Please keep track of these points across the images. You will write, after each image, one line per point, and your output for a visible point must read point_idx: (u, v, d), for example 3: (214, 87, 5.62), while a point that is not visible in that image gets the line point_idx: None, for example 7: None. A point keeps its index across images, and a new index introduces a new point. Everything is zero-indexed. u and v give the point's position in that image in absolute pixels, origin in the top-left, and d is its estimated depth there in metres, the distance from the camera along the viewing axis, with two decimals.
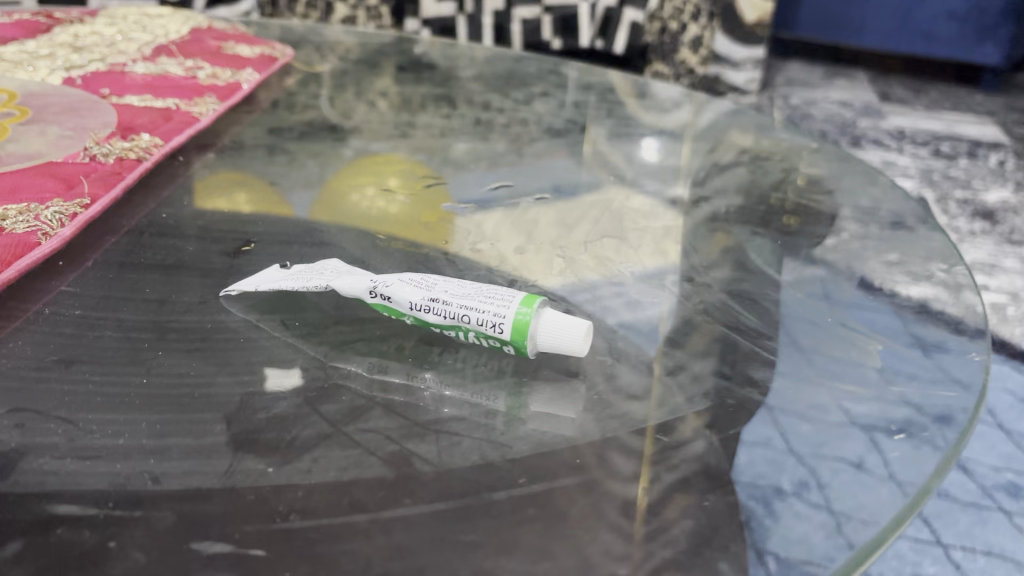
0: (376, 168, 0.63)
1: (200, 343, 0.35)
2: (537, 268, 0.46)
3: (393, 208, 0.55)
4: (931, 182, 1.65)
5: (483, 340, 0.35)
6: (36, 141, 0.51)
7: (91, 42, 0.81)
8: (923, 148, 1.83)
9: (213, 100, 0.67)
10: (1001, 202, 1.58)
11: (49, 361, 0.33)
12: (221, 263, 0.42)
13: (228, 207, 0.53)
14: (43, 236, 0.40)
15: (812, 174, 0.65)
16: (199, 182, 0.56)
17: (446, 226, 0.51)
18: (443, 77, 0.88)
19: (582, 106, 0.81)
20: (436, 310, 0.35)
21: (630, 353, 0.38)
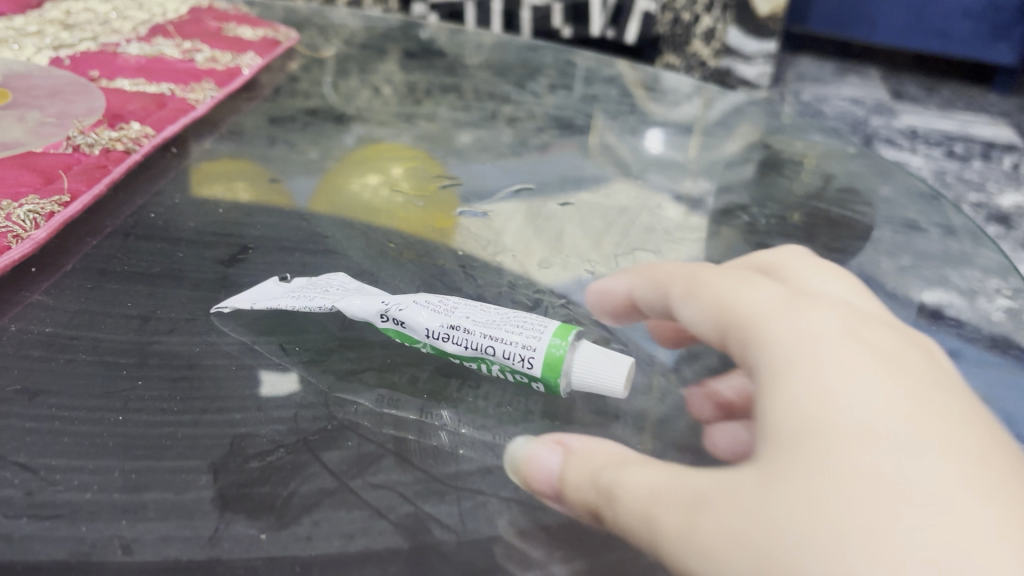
0: (382, 158, 0.59)
1: (186, 372, 0.30)
2: (561, 282, 0.41)
3: (399, 203, 0.50)
4: (945, 184, 1.61)
5: (510, 374, 0.31)
6: (15, 129, 0.47)
7: (83, 20, 0.76)
8: (937, 149, 1.79)
9: (211, 85, 0.63)
10: (1016, 207, 1.53)
11: (10, 392, 0.29)
12: (214, 273, 0.38)
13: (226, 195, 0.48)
14: (14, 239, 0.36)
15: (848, 177, 0.61)
16: (197, 170, 0.51)
17: (456, 227, 0.47)
18: (453, 65, 0.83)
19: (598, 98, 0.76)
20: (455, 339, 0.31)
21: (672, 386, 0.33)
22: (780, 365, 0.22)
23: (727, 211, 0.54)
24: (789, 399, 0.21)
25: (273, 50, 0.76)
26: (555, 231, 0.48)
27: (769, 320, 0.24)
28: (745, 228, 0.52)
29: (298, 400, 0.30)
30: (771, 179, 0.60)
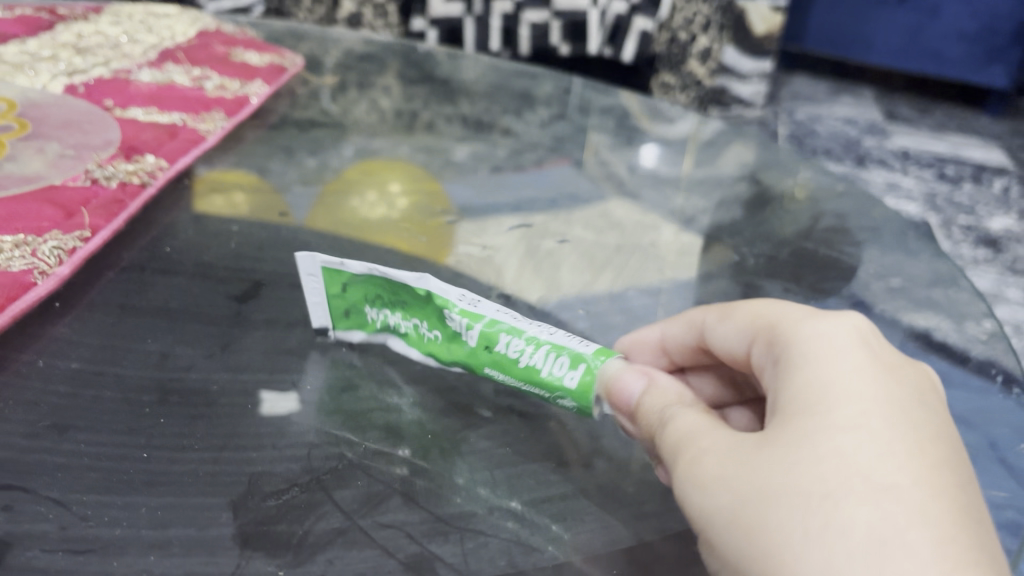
0: (386, 172, 0.64)
1: (204, 411, 0.32)
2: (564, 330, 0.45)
3: (383, 221, 0.56)
4: (935, 207, 1.64)
5: (550, 353, 0.33)
6: (35, 161, 0.48)
7: (94, 44, 0.78)
8: (928, 170, 1.81)
9: (221, 115, 0.64)
10: (1004, 231, 1.56)
11: (41, 427, 0.31)
12: (227, 308, 0.40)
13: (227, 207, 0.55)
14: (40, 275, 0.38)
15: (835, 207, 0.63)
16: (200, 199, 0.55)
17: (448, 250, 0.53)
18: (457, 86, 0.85)
19: (598, 124, 0.79)
20: (519, 316, 0.34)
21: None
22: (810, 407, 0.26)
23: (717, 250, 0.57)
24: (809, 422, 0.25)
25: (280, 75, 0.78)
26: (550, 273, 0.51)
27: (813, 352, 0.28)
28: (733, 270, 0.54)
29: (310, 439, 0.32)
30: (761, 212, 0.63)
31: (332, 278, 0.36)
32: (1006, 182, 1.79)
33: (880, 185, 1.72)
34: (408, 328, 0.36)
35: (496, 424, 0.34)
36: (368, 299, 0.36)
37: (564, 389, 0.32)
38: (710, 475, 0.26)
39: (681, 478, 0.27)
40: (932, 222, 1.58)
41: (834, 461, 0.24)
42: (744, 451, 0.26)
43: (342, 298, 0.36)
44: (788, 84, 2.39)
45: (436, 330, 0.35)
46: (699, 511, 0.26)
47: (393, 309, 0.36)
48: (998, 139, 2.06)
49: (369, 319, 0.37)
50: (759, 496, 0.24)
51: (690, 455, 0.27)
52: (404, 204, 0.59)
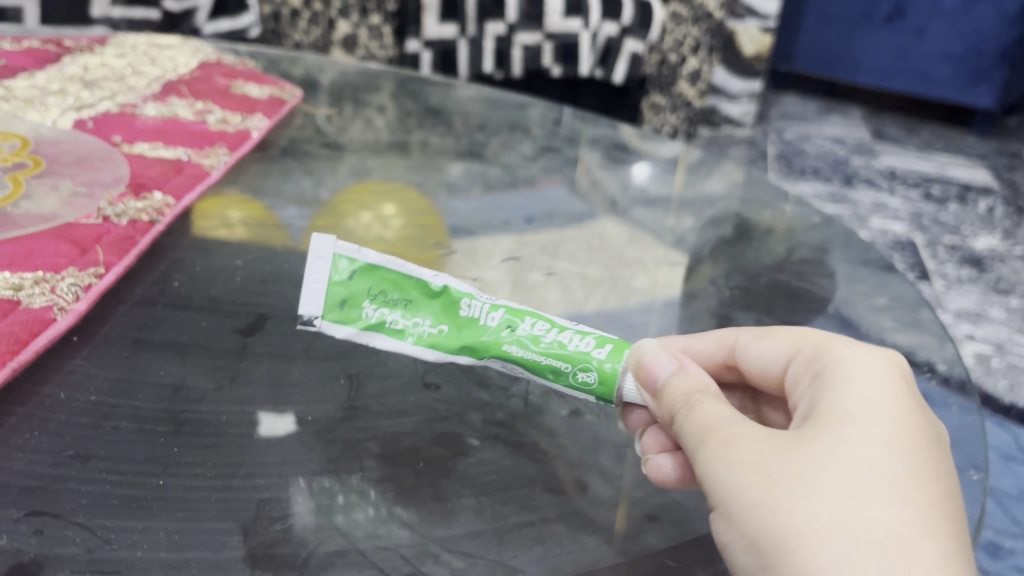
0: (380, 194, 0.68)
1: (215, 440, 0.35)
2: None
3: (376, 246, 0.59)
4: (920, 226, 1.67)
5: (581, 335, 0.39)
6: (50, 199, 0.51)
7: (100, 76, 0.81)
8: (915, 190, 1.84)
9: (224, 151, 0.67)
10: (988, 250, 1.59)
11: (65, 457, 0.33)
12: (234, 342, 0.43)
13: (222, 231, 0.57)
14: (59, 311, 0.41)
15: (811, 239, 0.67)
16: (197, 223, 0.57)
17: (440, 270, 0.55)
18: (451, 110, 0.88)
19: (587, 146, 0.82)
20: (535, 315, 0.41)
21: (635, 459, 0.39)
22: (839, 420, 0.32)
23: (697, 280, 0.60)
24: (838, 433, 0.31)
25: (280, 108, 0.80)
26: (536, 297, 0.54)
27: (851, 382, 0.33)
28: (709, 300, 0.57)
29: (312, 467, 0.34)
30: (741, 243, 0.66)
31: (333, 265, 0.41)
32: (990, 202, 1.82)
33: (867, 205, 1.75)
34: (404, 323, 0.41)
35: (483, 452, 0.37)
36: (367, 293, 0.41)
37: (591, 362, 0.38)
38: (739, 450, 0.31)
39: (707, 448, 0.32)
40: (918, 241, 1.61)
41: (851, 463, 0.30)
42: (777, 441, 0.31)
43: (342, 285, 0.41)
44: (777, 105, 2.43)
45: (439, 323, 0.41)
46: (720, 479, 0.31)
47: (390, 304, 0.41)
48: (983, 159, 2.10)
49: (360, 315, 0.41)
50: (786, 476, 0.30)
51: (720, 432, 0.32)
52: (397, 225, 0.63)
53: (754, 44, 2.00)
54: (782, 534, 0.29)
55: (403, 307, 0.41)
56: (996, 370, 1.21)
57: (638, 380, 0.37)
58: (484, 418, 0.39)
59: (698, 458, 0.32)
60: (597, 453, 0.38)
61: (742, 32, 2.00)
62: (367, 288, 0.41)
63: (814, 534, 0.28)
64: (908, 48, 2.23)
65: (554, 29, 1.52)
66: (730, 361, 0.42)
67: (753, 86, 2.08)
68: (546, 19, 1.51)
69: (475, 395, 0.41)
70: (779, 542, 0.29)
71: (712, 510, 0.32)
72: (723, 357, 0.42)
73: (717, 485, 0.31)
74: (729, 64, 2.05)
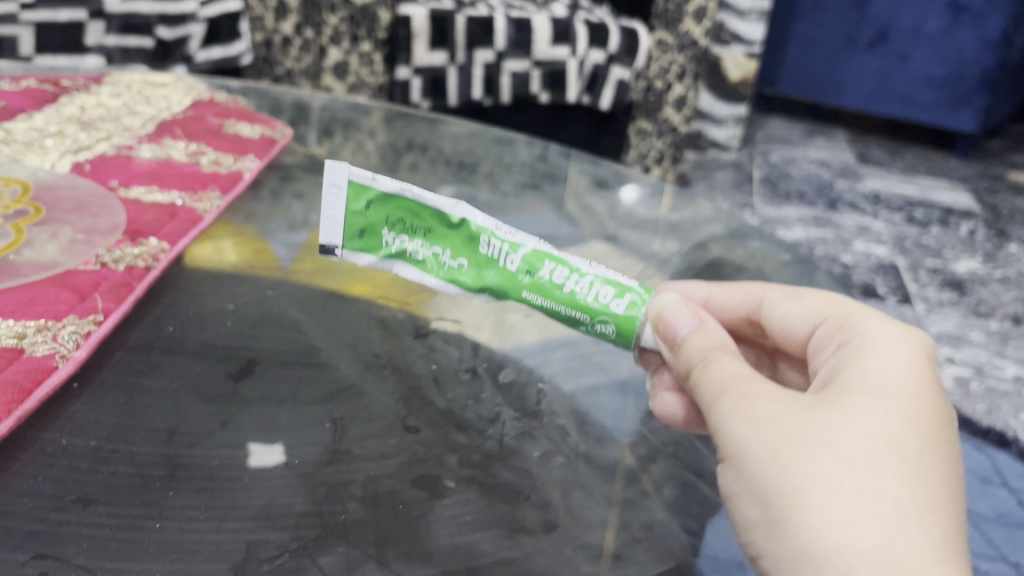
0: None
1: (208, 484, 0.38)
2: (524, 376, 0.52)
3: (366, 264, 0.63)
4: (902, 250, 1.70)
5: (601, 286, 0.45)
6: (50, 245, 0.54)
7: (96, 116, 0.83)
8: (898, 213, 1.87)
9: (216, 194, 0.69)
10: (969, 274, 1.63)
11: (68, 501, 0.36)
12: (225, 387, 0.45)
13: (214, 261, 0.62)
14: (61, 359, 0.43)
15: (780, 274, 0.70)
16: (193, 254, 0.62)
17: (424, 295, 0.60)
18: (438, 139, 0.91)
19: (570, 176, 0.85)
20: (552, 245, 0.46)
21: (603, 500, 0.42)
22: (857, 395, 0.35)
23: None
24: (855, 404, 0.35)
25: (271, 148, 0.83)
26: (504, 325, 0.58)
27: (871, 361, 0.37)
28: None
29: (298, 509, 0.37)
30: (712, 278, 0.69)
31: (355, 195, 0.44)
32: (972, 226, 1.86)
33: (851, 228, 1.78)
34: (426, 252, 0.46)
35: (458, 493, 0.40)
36: (389, 223, 0.45)
37: (608, 314, 0.45)
38: (759, 409, 0.35)
39: (729, 403, 0.36)
40: (900, 265, 1.64)
41: (861, 431, 0.33)
42: (794, 404, 0.35)
43: (367, 213, 0.45)
44: (762, 128, 2.46)
45: (459, 256, 0.46)
46: (737, 433, 0.35)
47: (412, 235, 0.46)
48: (966, 182, 2.13)
49: (384, 245, 0.46)
50: (799, 438, 0.34)
51: (740, 391, 0.36)
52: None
53: (739, 69, 2.04)
54: (792, 488, 0.33)
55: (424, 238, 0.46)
56: (974, 393, 1.23)
57: (657, 329, 0.43)
58: (460, 460, 0.43)
59: (717, 413, 0.36)
60: (565, 492, 0.42)
61: (726, 57, 2.04)
62: (387, 217, 0.45)
63: (822, 493, 0.32)
64: (890, 73, 2.27)
65: (542, 57, 1.58)
66: (751, 314, 0.49)
67: (739, 110, 2.11)
68: (534, 46, 1.57)
69: (453, 438, 0.44)
70: (787, 494, 0.33)
71: (725, 457, 0.35)
72: (745, 309, 0.50)
73: (734, 439, 0.35)
74: (715, 88, 2.08)
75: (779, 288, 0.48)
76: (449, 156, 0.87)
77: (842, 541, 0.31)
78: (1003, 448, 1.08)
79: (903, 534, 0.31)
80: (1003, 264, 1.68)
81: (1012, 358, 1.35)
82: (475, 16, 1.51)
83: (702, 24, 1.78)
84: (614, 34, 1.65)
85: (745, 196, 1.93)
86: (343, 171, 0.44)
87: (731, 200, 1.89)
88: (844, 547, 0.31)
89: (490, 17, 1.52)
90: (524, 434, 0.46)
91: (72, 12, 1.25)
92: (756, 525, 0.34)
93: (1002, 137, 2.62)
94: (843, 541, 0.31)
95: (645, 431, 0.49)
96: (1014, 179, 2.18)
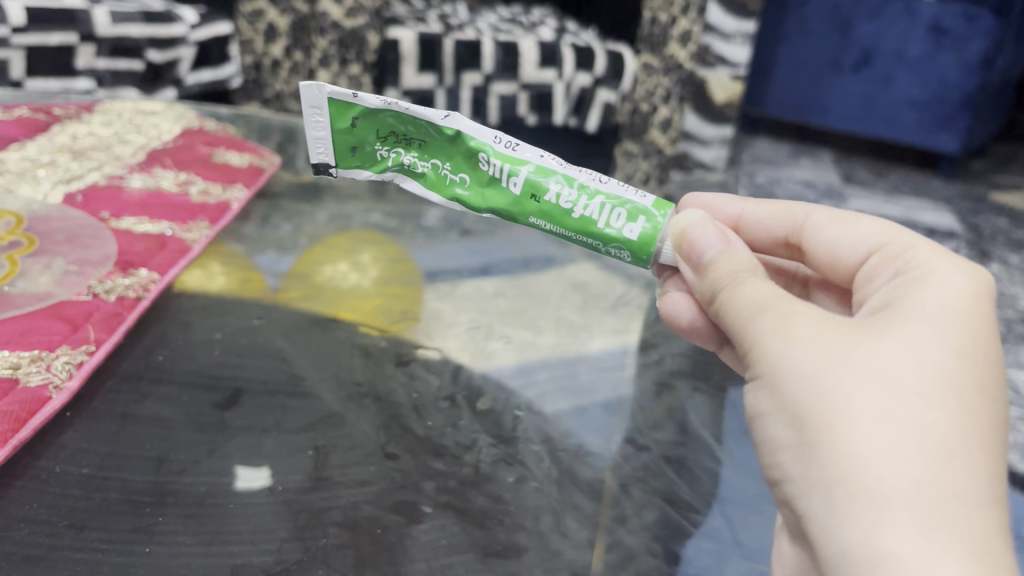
0: (356, 243, 0.74)
1: (195, 509, 0.40)
2: (514, 396, 0.55)
3: (356, 285, 0.66)
4: None
5: (612, 207, 0.46)
6: (43, 277, 0.55)
7: (88, 145, 0.82)
8: None
9: (205, 224, 0.70)
10: None
11: (61, 526, 0.38)
12: (213, 417, 0.47)
13: (202, 282, 0.64)
14: (54, 389, 0.45)
15: None
16: (185, 274, 0.64)
17: (412, 318, 0.63)
18: None
19: None
20: (568, 166, 0.47)
21: (575, 529, 0.44)
22: (906, 325, 0.34)
23: (646, 349, 0.64)
24: (901, 331, 0.34)
25: (259, 177, 0.84)
26: (485, 350, 0.60)
27: (926, 294, 0.36)
28: (655, 367, 0.62)
29: (281, 534, 0.39)
30: None
31: (343, 116, 0.49)
32: (955, 246, 1.86)
33: None
34: (424, 167, 0.50)
35: (435, 519, 0.43)
36: (383, 138, 0.49)
37: (620, 239, 0.46)
38: (799, 327, 0.34)
39: (770, 321, 0.35)
40: None
41: (907, 356, 0.32)
42: (839, 326, 0.34)
43: (359, 132, 0.49)
44: (749, 149, 2.49)
45: (459, 172, 0.49)
46: (774, 350, 0.34)
47: (408, 151, 0.49)
48: (950, 201, 2.16)
49: (383, 161, 0.50)
50: (842, 356, 0.32)
51: (782, 310, 0.35)
52: (370, 276, 0.68)
53: (725, 91, 2.05)
54: (826, 404, 0.31)
55: (422, 154, 0.49)
56: None
57: (680, 248, 0.44)
58: (437, 486, 0.45)
59: (754, 329, 0.35)
60: (539, 521, 0.44)
61: (713, 80, 2.05)
62: (377, 132, 0.49)
63: (859, 413, 0.31)
64: (874, 94, 2.28)
65: (528, 80, 1.60)
66: (790, 237, 0.49)
67: (724, 131, 2.13)
68: (522, 70, 1.58)
69: (431, 465, 0.47)
70: (820, 410, 0.32)
71: (760, 373, 0.34)
72: (786, 231, 0.49)
73: (769, 355, 0.34)
74: (700, 110, 2.10)
75: (822, 210, 0.47)
76: None
77: (875, 458, 0.30)
78: None
79: (943, 463, 0.30)
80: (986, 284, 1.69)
81: None
82: (463, 40, 1.53)
83: (688, 47, 1.77)
84: (600, 57, 1.66)
85: None
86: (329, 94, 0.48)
87: None
88: (878, 467, 0.30)
89: (478, 41, 1.54)
90: (504, 461, 0.48)
91: (64, 36, 1.22)
92: (785, 444, 0.33)
93: (986, 158, 2.64)
94: (875, 461, 0.30)
95: (620, 459, 0.51)
96: (997, 200, 2.20)
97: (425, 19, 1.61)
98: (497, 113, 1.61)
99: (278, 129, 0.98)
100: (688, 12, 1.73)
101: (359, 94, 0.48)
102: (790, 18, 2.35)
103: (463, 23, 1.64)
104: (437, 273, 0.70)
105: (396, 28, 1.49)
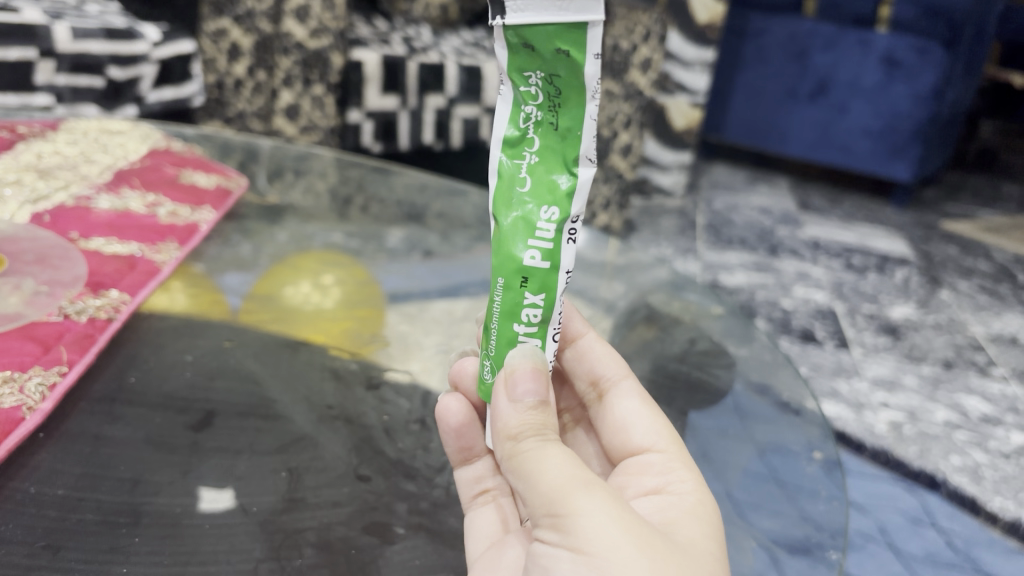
0: (321, 264, 0.74)
1: (171, 530, 0.41)
2: None
3: (322, 303, 0.68)
4: (841, 295, 1.67)
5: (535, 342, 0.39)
6: (14, 298, 0.54)
7: (54, 165, 0.78)
8: (836, 261, 1.88)
9: (173, 246, 0.67)
10: (904, 319, 1.59)
11: (38, 547, 0.39)
12: (186, 438, 0.49)
13: (168, 302, 0.64)
14: (27, 410, 0.44)
15: (716, 311, 0.73)
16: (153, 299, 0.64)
17: (370, 336, 0.64)
18: (383, 181, 0.93)
19: None
20: (560, 300, 0.39)
21: None
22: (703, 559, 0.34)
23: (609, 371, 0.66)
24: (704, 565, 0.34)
25: (226, 199, 0.81)
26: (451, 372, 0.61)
27: (694, 529, 0.36)
28: None
29: (257, 554, 0.41)
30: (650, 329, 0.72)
31: (574, 40, 0.34)
32: (907, 272, 1.86)
33: (789, 274, 1.76)
34: (537, 132, 0.37)
35: (407, 539, 0.45)
36: (548, 78, 0.35)
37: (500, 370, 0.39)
38: (634, 525, 0.32)
39: (607, 511, 0.32)
40: (838, 309, 1.61)
41: None
42: (663, 548, 0.32)
43: (557, 66, 0.35)
44: (707, 175, 2.51)
45: (532, 178, 0.37)
46: (615, 548, 0.31)
47: (545, 116, 0.36)
48: (901, 229, 2.19)
49: (523, 83, 0.36)
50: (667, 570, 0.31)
51: (611, 496, 0.33)
52: (332, 297, 0.69)
53: (684, 118, 2.08)
54: None
55: (561, 131, 0.37)
56: (907, 436, 1.15)
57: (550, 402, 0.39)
58: (409, 507, 0.47)
59: (592, 513, 0.32)
60: None
61: (672, 106, 2.08)
62: (554, 78, 0.35)
63: None
64: (831, 123, 2.32)
65: (493, 104, 1.57)
66: (603, 382, 0.47)
67: (682, 157, 2.15)
68: (486, 94, 1.56)
69: (402, 486, 0.49)
70: None
71: (594, 552, 0.31)
72: (605, 374, 0.47)
73: (607, 555, 0.31)
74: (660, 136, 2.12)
75: (637, 387, 0.46)
76: (398, 203, 0.89)
77: None
78: (936, 492, 1.04)
79: None
80: (936, 309, 1.67)
81: (943, 402, 1.28)
82: (427, 62, 1.52)
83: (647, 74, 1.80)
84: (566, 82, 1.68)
85: (690, 241, 1.92)
86: (587, 20, 0.33)
87: (675, 245, 1.87)
88: None
89: (441, 63, 1.52)
90: None
91: (24, 51, 1.19)
92: None
93: (935, 187, 2.68)
94: None
95: None
96: (947, 228, 2.24)
97: (389, 41, 1.61)
98: (459, 136, 1.59)
99: (240, 148, 0.97)
100: (648, 40, 1.77)
101: (601, 55, 0.35)
102: (748, 47, 2.41)
103: (427, 47, 1.64)
104: (402, 295, 0.71)
105: (359, 50, 1.48)
